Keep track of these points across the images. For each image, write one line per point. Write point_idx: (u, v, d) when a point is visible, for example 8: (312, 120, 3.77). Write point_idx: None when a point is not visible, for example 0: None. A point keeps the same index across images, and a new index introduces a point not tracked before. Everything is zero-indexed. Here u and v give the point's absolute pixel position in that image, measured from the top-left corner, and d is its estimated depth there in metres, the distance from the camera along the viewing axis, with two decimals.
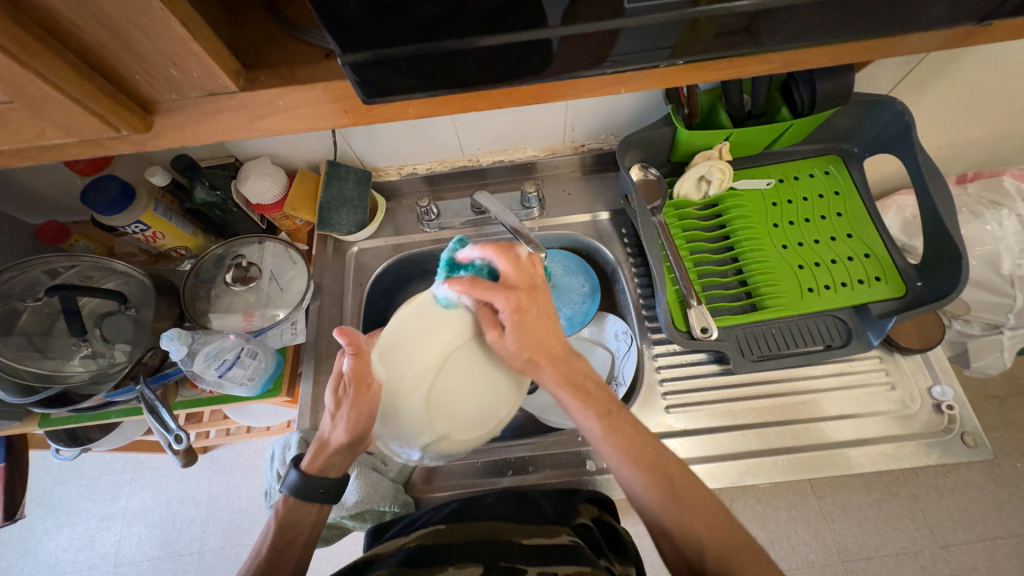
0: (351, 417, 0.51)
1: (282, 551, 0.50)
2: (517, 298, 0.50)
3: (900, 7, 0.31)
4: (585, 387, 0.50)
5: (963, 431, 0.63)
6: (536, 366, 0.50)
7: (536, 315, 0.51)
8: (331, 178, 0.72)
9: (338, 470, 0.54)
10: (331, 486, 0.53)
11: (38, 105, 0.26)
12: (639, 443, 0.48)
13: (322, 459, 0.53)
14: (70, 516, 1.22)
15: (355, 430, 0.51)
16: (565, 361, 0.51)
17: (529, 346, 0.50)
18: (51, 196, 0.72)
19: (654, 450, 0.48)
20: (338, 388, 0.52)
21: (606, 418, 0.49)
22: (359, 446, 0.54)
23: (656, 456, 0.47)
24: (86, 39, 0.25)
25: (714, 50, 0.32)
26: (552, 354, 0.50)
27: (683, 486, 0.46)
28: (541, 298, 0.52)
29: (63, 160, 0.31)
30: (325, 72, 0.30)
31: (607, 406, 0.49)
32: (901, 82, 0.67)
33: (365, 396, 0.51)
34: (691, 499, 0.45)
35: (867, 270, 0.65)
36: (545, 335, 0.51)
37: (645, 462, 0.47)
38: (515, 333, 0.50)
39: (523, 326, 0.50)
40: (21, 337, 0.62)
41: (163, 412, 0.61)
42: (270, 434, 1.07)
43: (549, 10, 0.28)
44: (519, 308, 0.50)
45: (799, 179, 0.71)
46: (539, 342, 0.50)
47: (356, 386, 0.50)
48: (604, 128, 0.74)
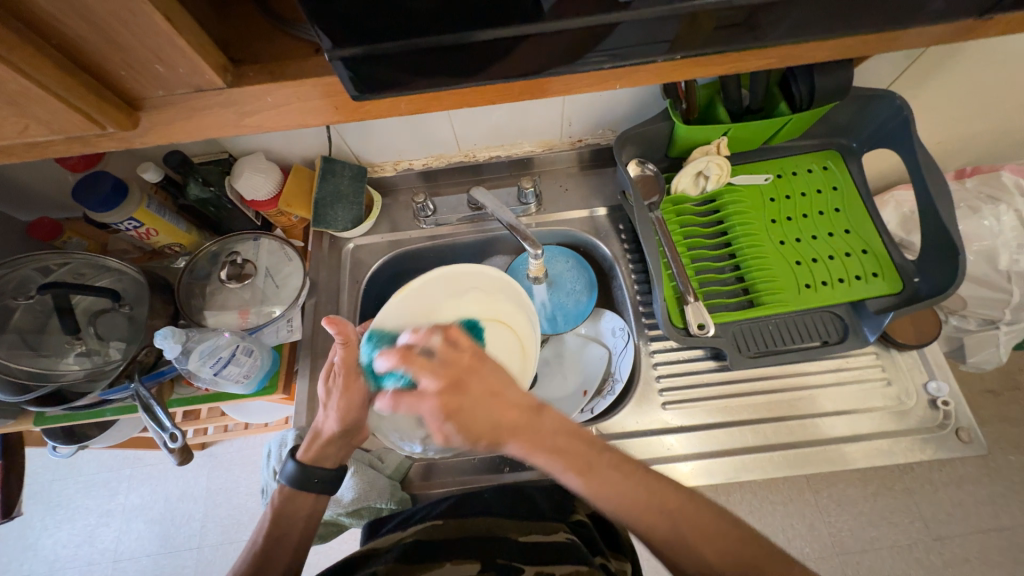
0: (342, 406, 0.52)
1: (279, 542, 0.51)
2: (446, 398, 0.42)
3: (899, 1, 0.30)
4: (558, 446, 0.44)
5: (959, 426, 0.64)
6: (499, 443, 0.44)
7: (474, 403, 0.43)
8: (326, 174, 0.71)
9: (334, 460, 0.54)
10: (328, 476, 0.53)
11: (20, 102, 0.25)
12: (628, 489, 0.44)
13: (316, 449, 0.53)
14: (69, 512, 1.22)
15: (346, 418, 0.53)
16: (529, 427, 0.44)
17: (478, 433, 0.43)
18: (42, 192, 0.71)
19: (646, 494, 0.45)
20: (330, 378, 0.54)
21: (590, 472, 0.44)
22: (354, 436, 0.55)
23: (649, 499, 0.45)
24: (68, 33, 0.24)
25: (710, 45, 0.32)
26: (511, 428, 0.44)
27: (677, 511, 0.45)
28: (484, 365, 0.45)
29: (49, 157, 0.31)
30: (315, 67, 0.30)
31: (587, 461, 0.45)
32: (900, 76, 0.67)
33: (356, 384, 0.53)
34: (690, 515, 0.45)
35: (864, 266, 0.65)
36: (492, 412, 0.44)
37: (639, 505, 0.44)
38: (458, 427, 0.43)
39: (463, 413, 0.43)
40: (14, 335, 0.61)
41: (157, 410, 0.61)
42: (268, 430, 1.07)
43: (544, 2, 0.27)
44: (451, 406, 0.42)
45: (797, 174, 0.71)
46: (489, 423, 0.43)
47: (345, 373, 0.52)
48: (602, 123, 0.74)
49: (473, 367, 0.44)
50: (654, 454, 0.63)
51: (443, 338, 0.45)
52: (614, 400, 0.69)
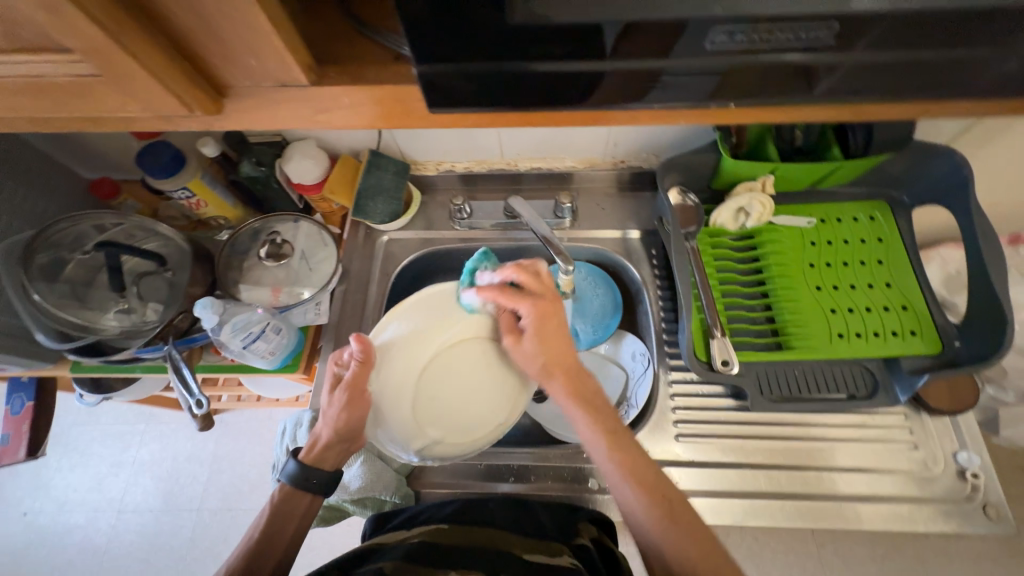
0: (343, 419, 0.52)
1: (274, 535, 0.52)
2: (542, 307, 0.53)
3: (984, 75, 0.30)
4: (593, 402, 0.52)
5: (986, 502, 0.61)
6: (549, 377, 0.53)
7: (553, 330, 0.53)
8: (371, 167, 0.74)
9: (331, 463, 0.55)
10: (325, 478, 0.54)
11: (123, 81, 0.27)
12: (639, 463, 0.49)
13: (316, 452, 0.54)
14: (84, 457, 1.27)
15: (346, 430, 0.53)
16: (576, 376, 0.53)
17: (543, 355, 0.52)
18: (107, 154, 0.75)
19: (654, 476, 0.49)
20: (334, 391, 0.53)
21: (614, 435, 0.50)
22: (352, 444, 0.55)
23: (654, 479, 0.48)
24: (175, 22, 0.26)
25: (779, 93, 0.31)
26: (568, 368, 0.53)
27: (677, 510, 0.47)
28: (562, 309, 0.54)
29: (134, 131, 0.32)
30: (392, 75, 0.31)
31: (613, 425, 0.51)
32: (964, 134, 0.64)
33: (361, 401, 0.52)
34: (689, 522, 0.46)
35: (903, 323, 0.63)
36: (557, 348, 0.53)
37: (644, 482, 0.48)
38: (533, 340, 0.52)
39: (542, 335, 0.52)
40: (65, 286, 0.65)
41: (186, 373, 0.63)
42: (279, 406, 1.10)
43: (623, 38, 0.28)
44: (541, 314, 0.52)
45: (842, 221, 0.69)
46: (556, 356, 0.53)
47: (353, 391, 0.51)
48: (646, 147, 0.74)
49: (560, 303, 0.54)
50: None
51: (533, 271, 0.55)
52: (626, 426, 0.68)
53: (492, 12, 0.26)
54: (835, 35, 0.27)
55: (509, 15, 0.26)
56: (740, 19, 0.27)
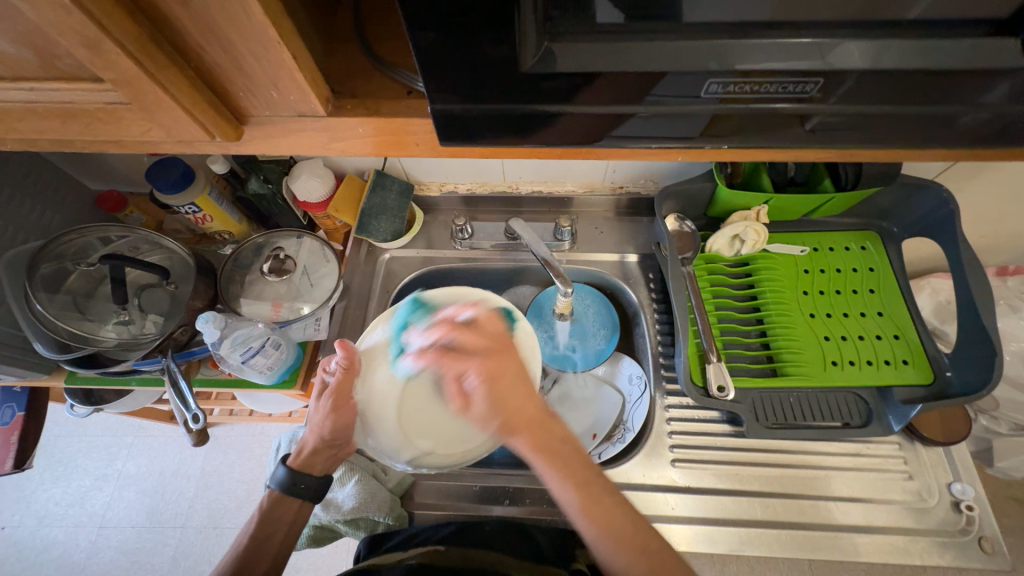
0: (328, 424, 0.53)
1: (261, 545, 0.51)
2: (489, 363, 0.48)
3: (964, 129, 0.31)
4: (559, 451, 0.47)
5: (982, 535, 0.61)
6: (511, 432, 0.47)
7: (508, 379, 0.48)
8: (376, 187, 0.75)
9: (321, 469, 0.55)
10: (312, 484, 0.54)
11: (151, 109, 0.28)
12: (613, 514, 0.46)
13: (303, 457, 0.54)
14: (68, 470, 1.24)
15: (333, 433, 0.53)
16: (541, 427, 0.48)
17: (496, 414, 0.47)
18: (116, 168, 0.77)
19: (630, 530, 0.45)
20: (320, 397, 0.55)
21: (584, 489, 0.46)
22: (339, 448, 0.55)
23: (634, 534, 0.45)
24: (206, 58, 0.27)
25: (772, 135, 0.33)
26: (524, 419, 0.48)
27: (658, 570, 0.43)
28: (517, 357, 0.50)
29: (155, 153, 0.34)
30: (407, 108, 0.32)
31: (583, 475, 0.47)
32: (950, 170, 0.67)
33: (345, 407, 0.53)
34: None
35: (895, 352, 0.64)
36: (514, 398, 0.48)
37: (622, 538, 0.45)
38: (481, 400, 0.47)
39: (492, 393, 0.47)
40: (66, 296, 0.65)
41: (183, 386, 0.63)
42: (272, 421, 1.09)
43: (628, 84, 0.29)
44: (490, 375, 0.48)
45: (834, 250, 0.71)
46: (512, 404, 0.48)
47: (336, 396, 0.53)
48: (644, 174, 0.76)
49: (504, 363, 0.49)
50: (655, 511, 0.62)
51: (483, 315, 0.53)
52: (623, 449, 0.68)
53: (505, 58, 0.27)
54: (823, 89, 0.29)
55: (521, 67, 0.28)
56: (735, 74, 0.28)
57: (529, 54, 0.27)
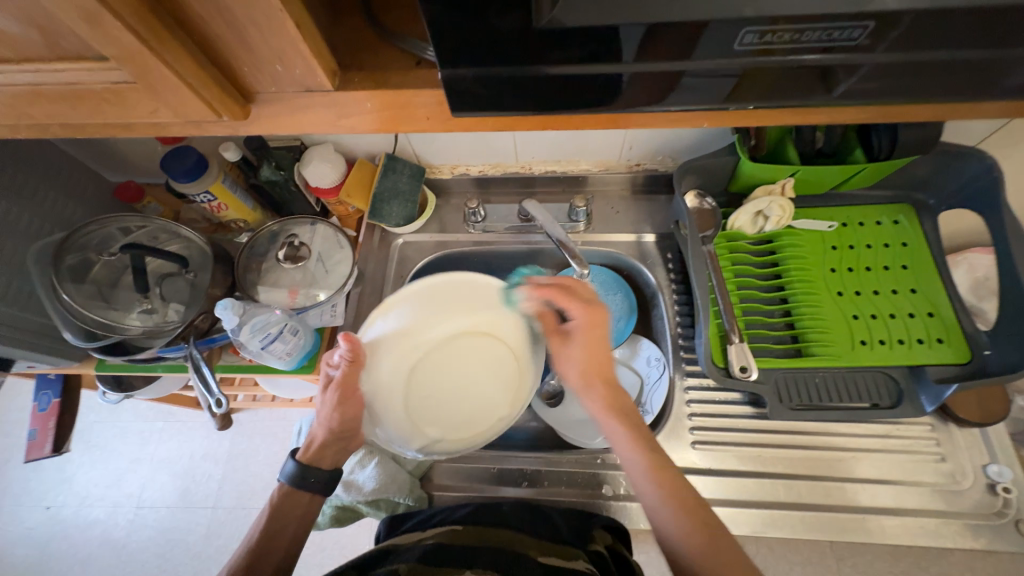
0: (338, 417, 0.53)
1: (274, 536, 0.51)
2: (597, 322, 0.53)
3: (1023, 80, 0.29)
4: (629, 413, 0.53)
5: (1019, 518, 0.58)
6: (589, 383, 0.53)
7: (598, 340, 0.53)
8: (387, 172, 0.75)
9: (330, 462, 0.56)
10: (323, 477, 0.55)
11: (157, 88, 0.28)
12: (678, 482, 0.49)
13: (313, 450, 0.55)
14: (104, 454, 1.30)
15: (343, 425, 0.54)
16: (616, 394, 0.53)
17: (586, 365, 0.53)
18: (132, 159, 0.77)
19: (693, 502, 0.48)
20: (326, 391, 0.54)
21: (653, 455, 0.50)
22: (348, 441, 0.56)
23: (693, 505, 0.47)
24: (209, 31, 0.26)
25: (810, 93, 0.31)
26: (605, 376, 0.53)
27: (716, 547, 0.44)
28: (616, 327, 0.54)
29: (164, 136, 0.33)
30: (416, 80, 0.31)
31: (652, 443, 0.51)
32: (994, 135, 0.63)
33: (353, 398, 0.53)
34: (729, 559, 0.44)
35: (929, 330, 0.62)
36: (600, 361, 0.53)
37: (683, 506, 0.47)
38: (579, 349, 0.53)
39: (586, 347, 0.53)
40: (92, 286, 0.66)
41: (207, 373, 0.64)
42: (293, 406, 1.11)
43: (650, 41, 0.27)
44: (591, 327, 0.52)
45: (864, 225, 0.68)
46: (597, 363, 0.53)
47: (344, 389, 0.53)
48: (662, 150, 0.73)
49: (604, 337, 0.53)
50: None
51: (576, 285, 0.54)
52: None
53: (518, 19, 0.26)
54: (871, 35, 0.27)
55: (535, 19, 0.26)
56: (768, 23, 0.26)
57: (545, 3, 0.25)
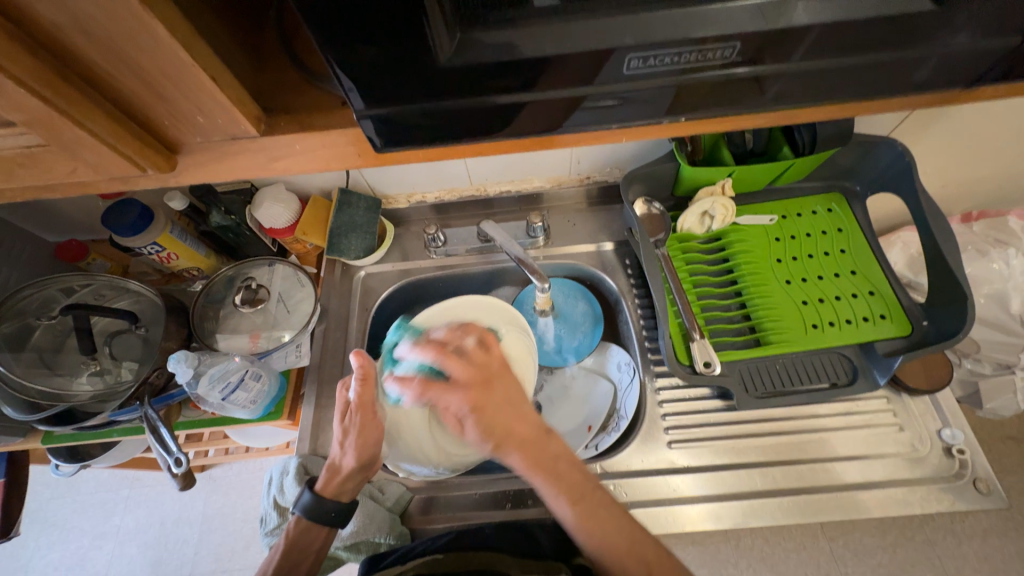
0: (360, 443, 0.53)
1: (290, 574, 0.51)
2: (474, 394, 0.48)
3: (894, 81, 0.32)
4: (556, 469, 0.47)
5: (976, 477, 0.62)
6: (502, 451, 0.47)
7: (497, 404, 0.48)
8: (342, 206, 0.74)
9: (351, 494, 0.55)
10: (343, 509, 0.54)
11: (72, 148, 0.28)
12: (611, 524, 0.46)
13: (334, 484, 0.54)
14: (64, 532, 1.20)
15: (364, 454, 0.53)
16: (536, 443, 0.48)
17: (490, 434, 0.47)
18: (73, 216, 0.75)
19: (622, 540, 0.45)
20: (346, 417, 0.54)
21: (580, 504, 0.46)
22: (371, 470, 0.55)
23: (629, 545, 0.45)
24: (121, 87, 0.27)
25: (715, 105, 0.33)
26: (518, 439, 0.48)
27: (630, 555, 0.45)
28: (499, 389, 0.49)
29: (90, 193, 0.33)
30: (343, 119, 0.32)
31: (580, 492, 0.47)
32: (902, 124, 0.68)
33: (370, 424, 0.53)
34: (638, 559, 0.45)
35: (872, 308, 0.65)
36: (511, 421, 0.48)
37: (607, 534, 0.46)
38: (474, 424, 0.47)
39: (481, 423, 0.47)
40: (33, 354, 0.63)
41: (164, 433, 0.61)
42: (269, 454, 1.07)
43: (558, 70, 0.29)
44: (476, 404, 0.47)
45: (802, 216, 0.72)
46: (504, 427, 0.48)
47: (362, 413, 0.53)
48: (608, 162, 0.76)
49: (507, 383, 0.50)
50: (659, 495, 0.62)
51: (479, 344, 0.51)
52: (619, 437, 0.68)
53: (419, 59, 0.27)
54: (738, 52, 0.29)
55: (438, 57, 0.27)
56: (650, 46, 0.28)
57: (443, 44, 0.27)
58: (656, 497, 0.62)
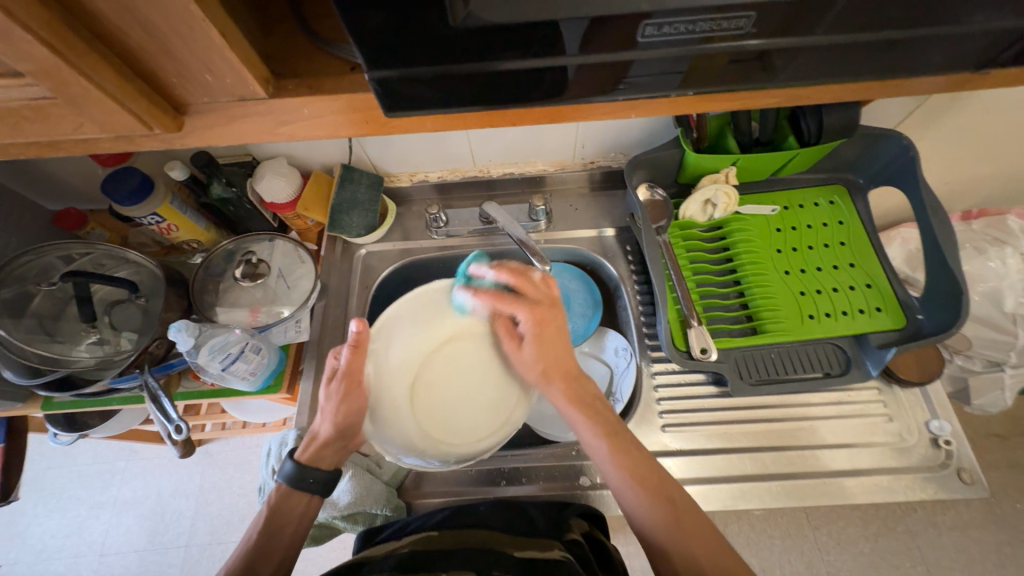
0: (343, 408, 0.55)
1: (270, 541, 0.51)
2: (539, 314, 0.56)
3: (907, 61, 0.31)
4: (591, 407, 0.55)
5: (961, 467, 0.63)
6: (548, 381, 0.56)
7: (550, 335, 0.56)
8: (344, 182, 0.73)
9: (330, 462, 0.56)
10: (322, 477, 0.54)
11: (79, 102, 0.28)
12: (642, 465, 0.50)
13: (313, 450, 0.55)
14: (61, 501, 1.22)
15: (343, 423, 0.55)
16: (574, 380, 0.56)
17: (540, 360, 0.56)
18: (73, 183, 0.74)
19: (655, 476, 0.50)
20: (331, 384, 0.55)
21: (615, 438, 0.52)
22: (351, 439, 0.57)
23: (658, 484, 0.50)
24: (129, 42, 0.27)
25: (724, 82, 0.33)
26: (566, 372, 0.56)
27: (666, 491, 0.49)
28: (560, 316, 0.57)
29: (95, 152, 0.33)
30: (350, 85, 0.32)
31: (612, 427, 0.53)
32: (908, 118, 0.68)
33: (355, 391, 0.55)
34: (666, 492, 0.49)
35: (868, 300, 0.66)
36: (556, 355, 0.56)
37: (648, 485, 0.49)
38: (534, 347, 0.56)
39: (540, 340, 0.56)
40: (33, 320, 0.63)
41: (164, 401, 0.62)
42: (267, 430, 1.08)
43: (568, 38, 0.29)
44: (539, 324, 0.56)
45: (804, 207, 0.72)
46: (552, 359, 0.56)
47: (348, 379, 0.55)
48: (614, 147, 0.76)
49: (557, 313, 0.57)
50: None
51: (544, 280, 0.58)
52: None
53: (430, 22, 0.27)
54: (754, 23, 0.29)
55: (452, 20, 0.27)
56: (668, 14, 0.28)
57: (456, 5, 0.26)
58: None
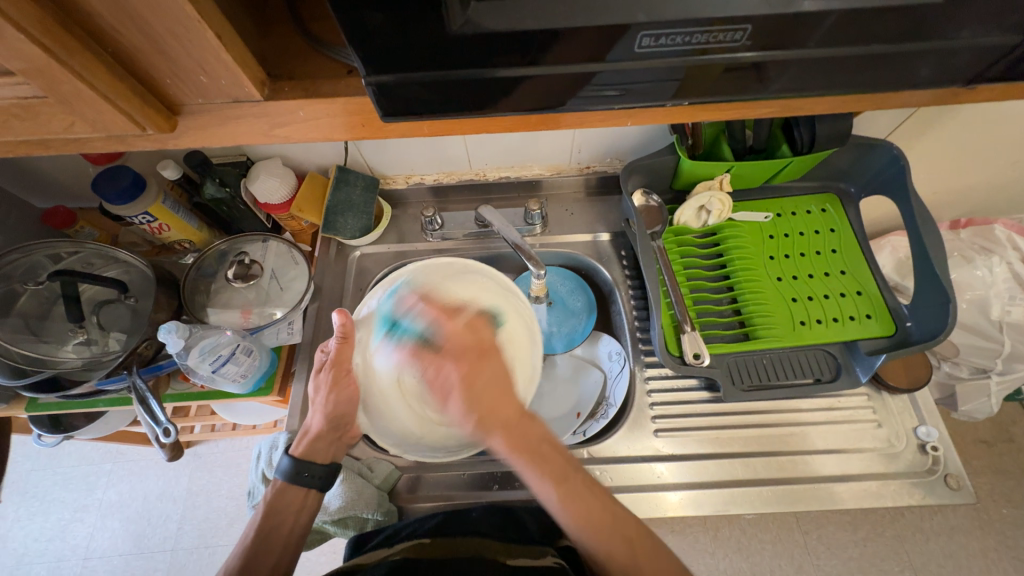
0: (333, 396, 0.56)
1: (268, 536, 0.51)
2: (466, 364, 0.50)
3: (900, 74, 0.32)
4: (539, 452, 0.47)
5: (947, 473, 0.64)
6: (487, 431, 0.48)
7: (486, 379, 0.49)
8: (340, 183, 0.73)
9: (325, 456, 0.56)
10: (319, 471, 0.54)
11: (71, 102, 0.28)
12: (595, 506, 0.46)
13: (306, 443, 0.55)
14: (45, 504, 1.19)
15: (335, 411, 0.56)
16: (519, 425, 0.48)
17: (474, 409, 0.48)
18: (62, 181, 0.73)
19: (608, 515, 0.46)
20: (319, 375, 0.57)
21: (563, 484, 0.46)
22: (344, 429, 0.57)
23: (612, 523, 0.46)
24: (122, 41, 0.26)
25: (719, 92, 0.33)
26: (502, 420, 0.48)
27: (621, 531, 0.46)
28: (492, 361, 0.51)
29: (87, 151, 0.33)
30: (347, 89, 0.32)
31: (564, 472, 0.47)
32: (899, 128, 0.69)
33: (344, 379, 0.57)
34: (620, 529, 0.46)
35: (859, 307, 0.67)
36: (495, 398, 0.48)
37: (601, 525, 0.46)
38: (463, 396, 0.49)
39: (471, 392, 0.49)
40: (18, 319, 0.62)
41: (153, 402, 0.61)
42: (257, 432, 1.07)
43: (566, 46, 0.29)
44: (467, 375, 0.49)
45: (797, 215, 0.73)
46: (489, 405, 0.48)
47: (336, 368, 0.56)
48: (609, 152, 0.76)
49: (490, 356, 0.51)
50: (643, 481, 0.63)
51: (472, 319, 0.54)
52: (605, 424, 0.70)
53: (429, 27, 0.27)
54: (751, 35, 0.29)
55: (450, 25, 0.27)
56: (664, 23, 0.28)
57: (455, 12, 0.26)
58: (640, 483, 0.63)
